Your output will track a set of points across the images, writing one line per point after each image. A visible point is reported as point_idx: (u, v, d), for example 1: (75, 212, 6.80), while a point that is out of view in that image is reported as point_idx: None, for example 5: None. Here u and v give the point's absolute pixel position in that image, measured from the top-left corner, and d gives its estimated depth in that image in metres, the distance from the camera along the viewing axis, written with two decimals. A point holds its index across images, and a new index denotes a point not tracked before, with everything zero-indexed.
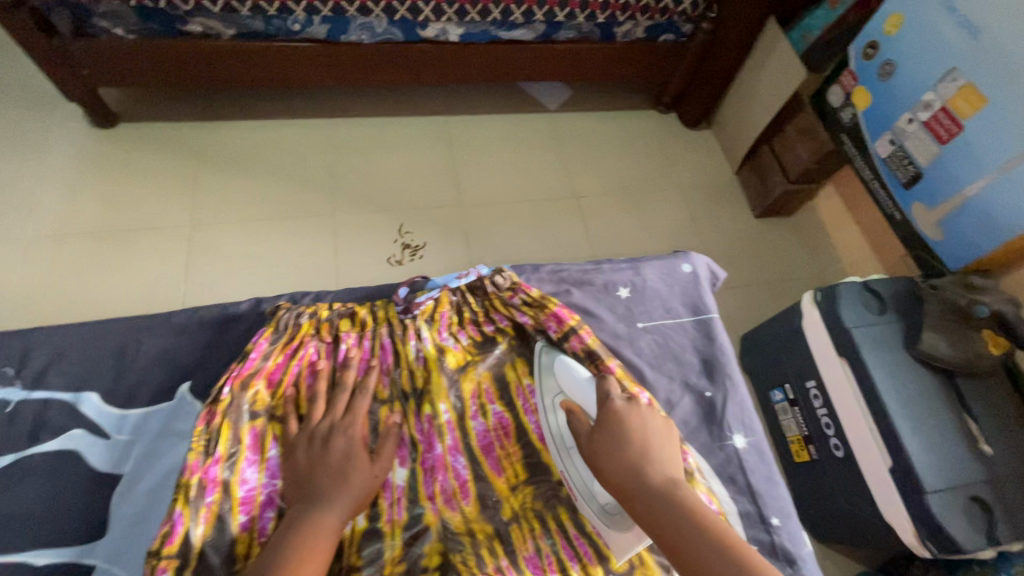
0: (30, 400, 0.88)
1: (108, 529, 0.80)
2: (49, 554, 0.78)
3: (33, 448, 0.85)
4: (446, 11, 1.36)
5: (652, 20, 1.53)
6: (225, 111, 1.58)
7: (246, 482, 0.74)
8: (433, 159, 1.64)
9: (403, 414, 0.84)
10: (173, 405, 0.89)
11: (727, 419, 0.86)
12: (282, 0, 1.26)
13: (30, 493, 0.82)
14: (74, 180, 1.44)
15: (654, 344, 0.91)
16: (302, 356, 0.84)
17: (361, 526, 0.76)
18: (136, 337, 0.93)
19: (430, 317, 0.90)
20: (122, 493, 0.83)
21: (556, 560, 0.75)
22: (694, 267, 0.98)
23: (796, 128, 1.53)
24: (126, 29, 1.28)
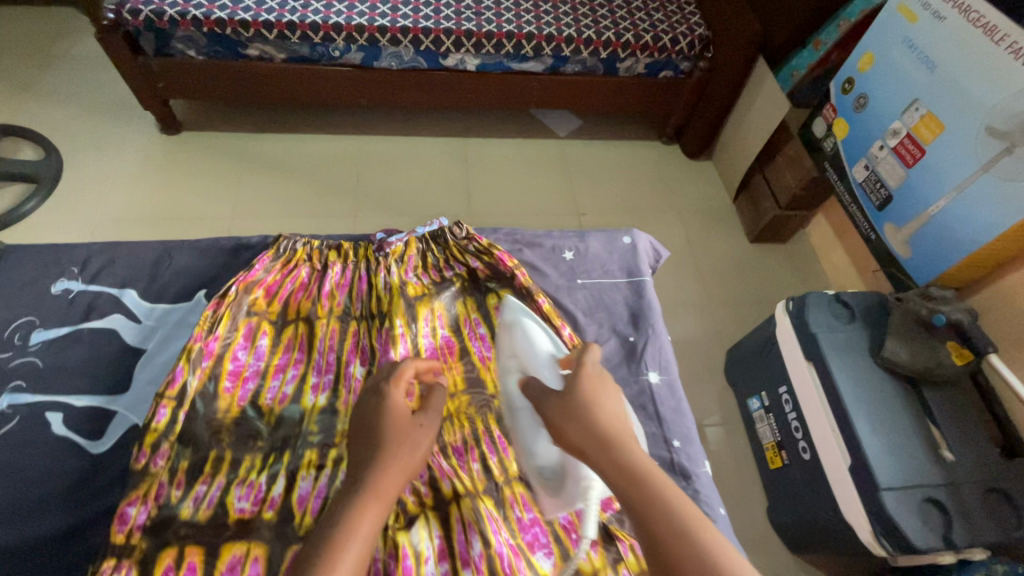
0: (86, 291, 1.01)
1: (129, 387, 0.93)
2: (85, 399, 0.91)
3: (83, 324, 0.98)
4: (465, 43, 1.56)
5: (651, 58, 1.69)
6: (272, 125, 1.81)
7: (237, 359, 0.87)
8: (449, 174, 1.82)
9: (366, 330, 0.94)
10: (190, 304, 1.02)
11: (647, 359, 0.93)
12: (326, 30, 1.49)
13: (75, 356, 0.95)
14: (141, 175, 1.67)
15: (589, 297, 0.99)
16: (296, 275, 0.96)
17: (321, 403, 0.88)
18: (169, 252, 1.07)
19: (400, 258, 1.00)
20: (143, 363, 0.96)
21: (479, 452, 0.83)
22: (634, 240, 1.07)
23: (785, 155, 1.65)
24: (198, 50, 1.53)
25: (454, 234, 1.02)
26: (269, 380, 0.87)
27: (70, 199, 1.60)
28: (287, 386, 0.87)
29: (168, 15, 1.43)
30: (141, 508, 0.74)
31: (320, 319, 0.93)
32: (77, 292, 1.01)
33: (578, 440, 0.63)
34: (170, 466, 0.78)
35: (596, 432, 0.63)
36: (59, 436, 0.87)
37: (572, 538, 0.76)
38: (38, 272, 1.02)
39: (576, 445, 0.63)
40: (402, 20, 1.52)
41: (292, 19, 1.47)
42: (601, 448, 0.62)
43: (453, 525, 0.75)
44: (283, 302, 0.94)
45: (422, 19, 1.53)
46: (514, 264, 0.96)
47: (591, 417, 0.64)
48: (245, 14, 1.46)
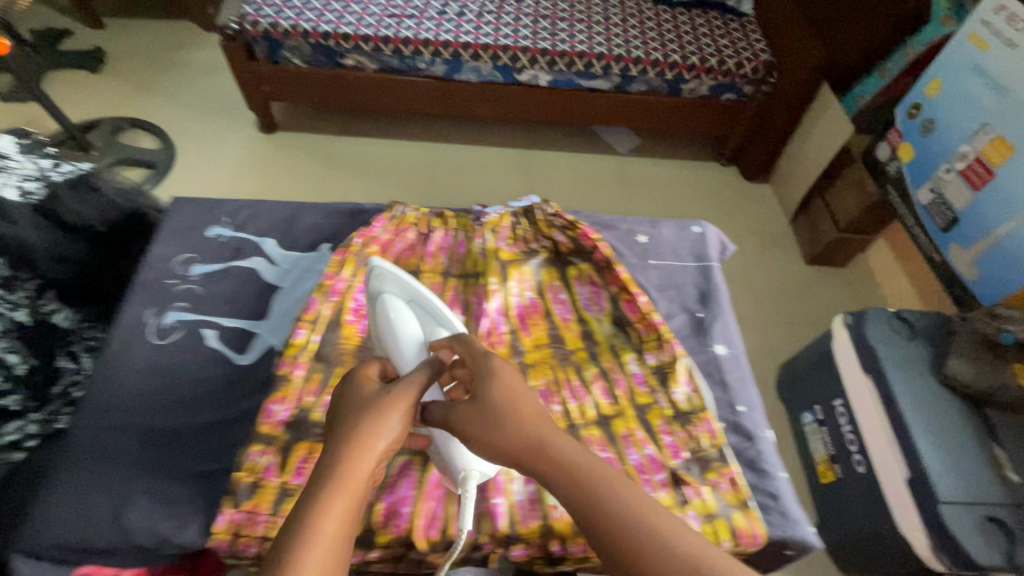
0: (235, 236, 1.03)
1: (268, 314, 0.96)
2: (232, 321, 0.94)
3: (232, 261, 1.00)
4: (539, 61, 1.69)
5: (715, 80, 1.77)
6: (355, 130, 1.98)
7: (359, 297, 0.90)
8: (512, 181, 1.93)
9: (458, 288, 0.87)
10: (315, 254, 1.03)
11: (714, 335, 0.84)
12: (416, 45, 1.65)
13: (221, 287, 0.97)
14: (239, 168, 1.87)
15: (658, 275, 0.90)
16: (401, 234, 0.93)
17: (419, 346, 0.83)
18: (301, 209, 1.08)
19: (493, 228, 0.92)
20: (280, 295, 0.98)
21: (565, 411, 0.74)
22: (708, 229, 0.99)
23: (846, 178, 1.67)
24: (302, 59, 1.72)
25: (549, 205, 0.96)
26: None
27: (179, 185, 1.81)
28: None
29: (282, 27, 1.62)
30: (283, 407, 0.81)
31: (421, 271, 0.90)
32: (226, 236, 1.03)
33: (507, 449, 0.61)
34: (305, 377, 0.84)
35: (523, 429, 0.61)
36: (211, 349, 0.92)
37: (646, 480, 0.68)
38: (193, 213, 1.04)
39: (504, 452, 0.61)
40: (484, 37, 1.66)
41: (388, 34, 1.64)
42: (534, 454, 0.60)
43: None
44: (392, 257, 0.91)
45: (502, 37, 1.67)
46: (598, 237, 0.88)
47: (513, 420, 0.61)
48: (348, 28, 1.64)
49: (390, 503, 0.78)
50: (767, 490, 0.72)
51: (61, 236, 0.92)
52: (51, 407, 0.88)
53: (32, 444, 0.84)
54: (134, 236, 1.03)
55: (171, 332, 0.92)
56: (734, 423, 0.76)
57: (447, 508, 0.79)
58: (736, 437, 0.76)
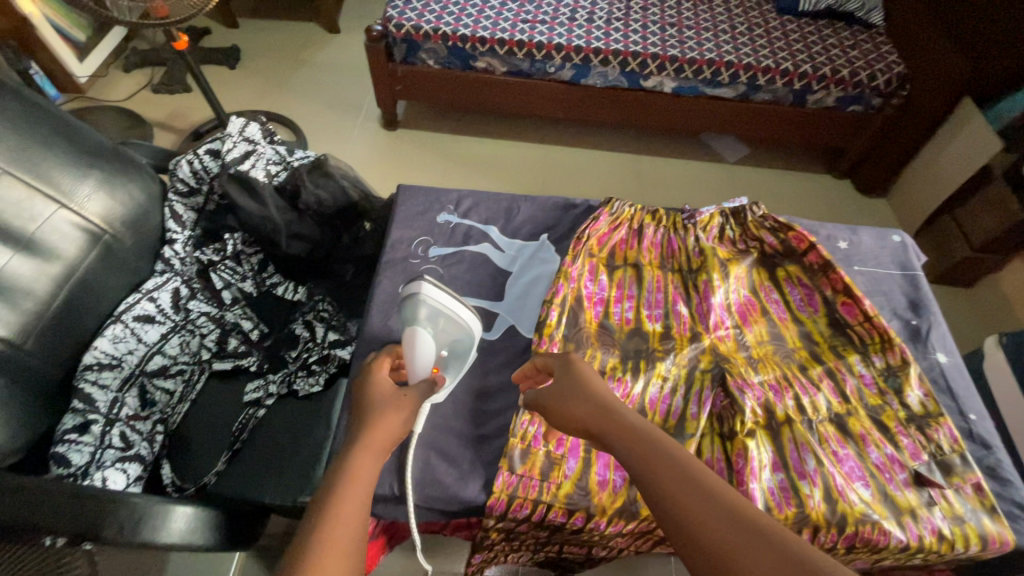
0: (462, 223, 0.98)
1: (505, 295, 0.92)
2: (474, 300, 0.91)
3: (464, 247, 0.96)
4: (667, 68, 1.72)
5: (843, 92, 1.75)
6: (472, 129, 2.06)
7: (590, 286, 0.87)
8: (623, 185, 1.97)
9: (682, 283, 0.89)
10: (537, 244, 0.98)
11: (932, 342, 0.87)
12: (549, 50, 1.71)
13: (458, 270, 0.93)
14: (365, 161, 1.98)
15: (865, 280, 0.92)
16: (618, 228, 0.93)
17: (659, 330, 0.84)
18: (518, 200, 1.02)
19: (704, 228, 0.93)
20: (513, 278, 0.94)
21: (796, 403, 0.77)
22: (902, 239, 1.01)
23: (984, 198, 1.62)
24: (436, 60, 1.80)
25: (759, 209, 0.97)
26: (612, 307, 0.86)
27: None
28: (629, 312, 0.86)
29: (424, 30, 1.71)
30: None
31: (644, 263, 0.90)
32: (455, 223, 0.98)
33: (579, 415, 0.67)
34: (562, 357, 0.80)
35: (597, 406, 0.67)
36: None
37: (887, 479, 0.72)
38: (425, 198, 1.00)
39: (577, 421, 0.67)
40: (615, 44, 1.70)
41: (522, 39, 1.70)
42: (601, 418, 0.66)
43: (783, 445, 0.73)
44: (610, 250, 0.92)
45: (632, 43, 1.71)
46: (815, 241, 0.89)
47: (589, 394, 0.69)
48: (484, 32, 1.71)
49: (626, 476, 0.76)
50: (1013, 499, 0.75)
51: (294, 216, 1.04)
52: (285, 372, 0.93)
53: (270, 402, 0.89)
54: (351, 223, 1.11)
55: None
56: (967, 429, 0.80)
57: (614, 475, 0.76)
58: (972, 445, 0.79)
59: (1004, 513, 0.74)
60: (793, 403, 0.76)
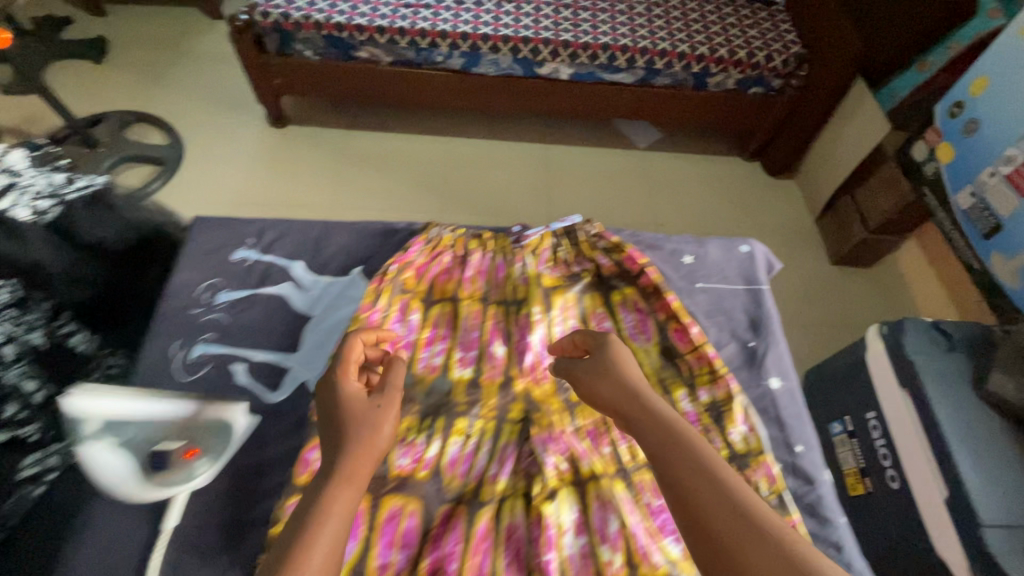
0: (262, 261, 1.05)
1: (299, 347, 0.98)
2: (264, 354, 0.97)
3: (260, 290, 1.02)
4: (561, 53, 1.63)
5: (742, 74, 1.70)
6: (367, 123, 1.93)
7: (395, 331, 0.92)
8: (530, 178, 1.88)
9: (505, 315, 0.97)
10: (347, 281, 1.05)
11: (767, 365, 0.93)
12: (433, 37, 1.59)
13: (253, 318, 1.00)
14: (249, 164, 1.82)
15: (705, 299, 0.99)
16: (440, 260, 1.02)
17: (467, 377, 0.91)
18: (329, 231, 1.10)
19: (534, 250, 1.03)
20: (310, 326, 1.00)
21: (609, 442, 0.84)
22: (751, 249, 1.07)
23: (880, 178, 1.60)
24: (314, 51, 1.65)
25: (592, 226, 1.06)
26: (420, 351, 0.93)
27: (187, 184, 1.75)
28: (437, 357, 0.92)
29: (294, 19, 1.55)
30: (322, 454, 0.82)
31: (464, 297, 0.98)
32: (253, 261, 1.05)
33: (609, 398, 0.72)
34: None
35: (626, 392, 0.71)
36: (241, 385, 0.93)
37: None
38: (222, 235, 1.06)
39: (606, 400, 0.72)
40: (504, 29, 1.60)
41: (403, 26, 1.57)
42: (632, 403, 0.70)
43: (590, 502, 0.79)
44: (429, 282, 1.00)
45: (522, 29, 1.61)
46: (645, 263, 0.98)
47: (620, 378, 0.73)
48: (362, 19, 1.57)
49: (410, 557, 0.75)
50: (830, 539, 0.80)
51: (71, 258, 1.05)
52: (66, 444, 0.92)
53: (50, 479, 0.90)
54: (145, 263, 1.15)
55: (199, 368, 0.94)
56: (793, 463, 0.85)
57: (395, 555, 0.74)
58: (796, 482, 0.84)
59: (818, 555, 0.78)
60: (606, 454, 0.84)
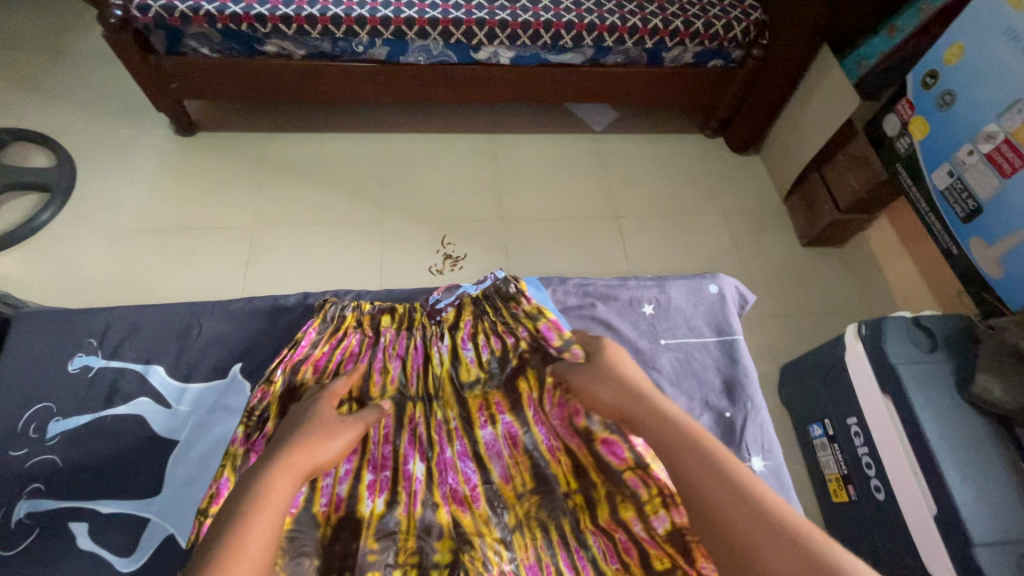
0: (109, 367, 0.94)
1: (161, 490, 0.85)
2: (112, 504, 0.84)
3: (106, 410, 0.90)
4: (498, 35, 1.44)
5: (700, 46, 1.54)
6: (290, 125, 1.71)
7: None
8: (478, 174, 1.71)
9: (425, 414, 0.90)
10: (224, 383, 0.94)
11: (746, 441, 0.88)
12: (349, 24, 1.37)
13: (101, 450, 0.87)
14: (155, 182, 1.59)
15: (674, 360, 0.95)
16: (345, 347, 0.92)
17: (380, 510, 0.81)
18: (197, 317, 0.98)
19: (453, 324, 0.97)
20: (176, 458, 0.88)
21: (555, 569, 0.78)
22: (721, 288, 1.02)
23: (847, 154, 1.50)
24: (211, 47, 1.41)
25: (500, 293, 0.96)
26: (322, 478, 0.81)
27: (85, 211, 1.52)
28: (342, 486, 0.82)
29: (179, 11, 1.31)
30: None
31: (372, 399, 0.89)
32: (98, 368, 0.93)
33: (609, 398, 0.76)
34: None
35: (623, 391, 0.76)
36: (85, 551, 0.80)
37: None
38: (49, 335, 0.94)
39: (608, 402, 0.76)
40: (430, 11, 1.40)
41: (313, 13, 1.35)
42: (629, 398, 0.75)
43: None
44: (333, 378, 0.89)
45: (452, 9, 1.41)
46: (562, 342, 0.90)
47: (619, 379, 0.78)
48: (262, 8, 1.34)
49: None
50: None
51: None
52: None
53: None
54: None
55: (21, 538, 0.80)
56: None
57: None
58: None
59: None
60: None
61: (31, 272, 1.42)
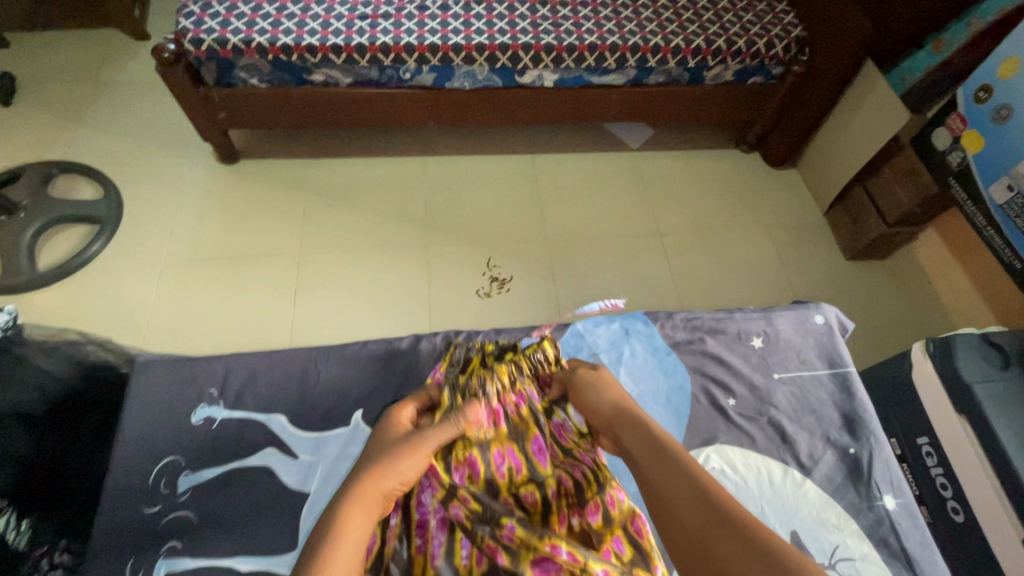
0: (232, 418, 0.91)
1: (299, 544, 0.83)
2: (251, 561, 0.81)
3: (235, 462, 0.88)
4: (544, 59, 1.45)
5: (742, 64, 1.55)
6: (332, 150, 1.72)
7: (423, 505, 0.80)
8: (520, 196, 1.71)
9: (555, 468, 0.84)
10: (348, 431, 0.92)
11: (875, 478, 0.87)
12: (397, 52, 1.39)
13: (232, 502, 0.85)
14: (201, 211, 1.60)
15: (791, 396, 0.94)
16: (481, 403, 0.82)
17: None
18: (315, 362, 0.98)
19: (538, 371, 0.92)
20: (309, 510, 0.86)
21: None
22: (826, 319, 1.02)
23: (895, 168, 1.50)
24: (259, 78, 1.42)
25: (496, 382, 0.86)
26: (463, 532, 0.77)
27: (134, 243, 1.53)
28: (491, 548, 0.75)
29: (232, 44, 1.33)
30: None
31: (485, 447, 0.83)
32: (222, 419, 0.91)
33: (596, 406, 0.78)
34: None
35: (611, 402, 0.77)
36: None
37: None
38: (168, 378, 0.93)
39: (596, 414, 0.77)
40: (477, 37, 1.41)
41: (362, 42, 1.37)
42: (616, 410, 0.75)
43: None
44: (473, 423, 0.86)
45: (498, 34, 1.42)
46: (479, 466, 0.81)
47: (607, 389, 0.79)
48: (312, 38, 1.36)
49: None
50: None
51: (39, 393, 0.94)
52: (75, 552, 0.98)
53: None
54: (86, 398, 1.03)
55: None
56: None
57: None
58: None
59: None
60: None
61: (84, 306, 1.41)
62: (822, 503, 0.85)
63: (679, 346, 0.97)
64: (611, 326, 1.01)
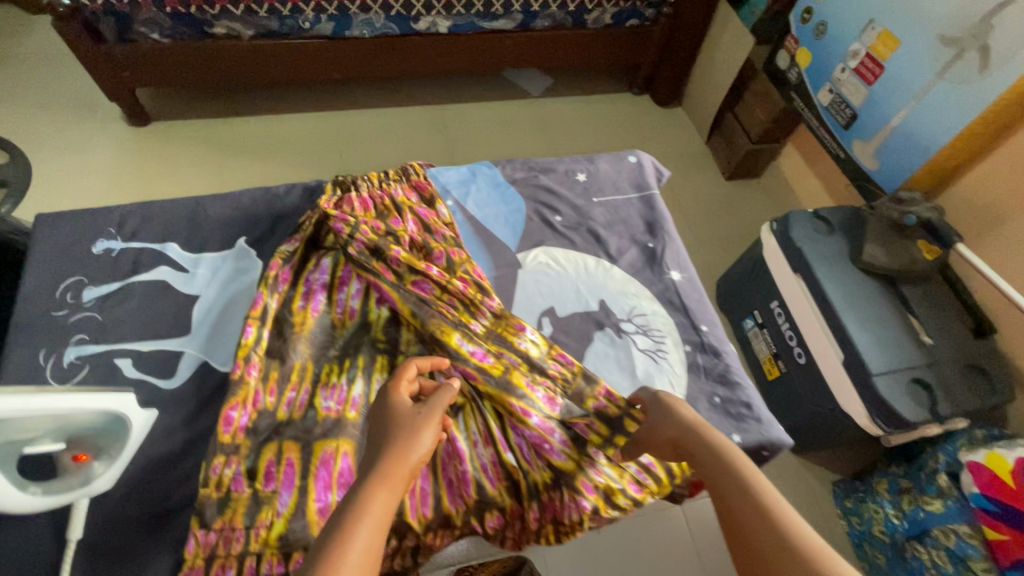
0: (130, 248, 1.01)
1: (193, 329, 0.95)
2: (153, 343, 0.93)
3: (133, 278, 0.99)
4: (435, 6, 1.57)
5: (617, 7, 1.73)
6: (245, 110, 1.79)
7: (309, 278, 0.98)
8: (430, 141, 1.83)
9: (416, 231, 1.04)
10: (232, 251, 1.03)
11: (667, 261, 1.09)
12: (294, 2, 1.47)
13: (132, 308, 0.96)
14: (113, 172, 1.63)
15: (606, 211, 1.14)
16: (355, 198, 1.06)
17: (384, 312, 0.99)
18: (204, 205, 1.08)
19: (404, 180, 1.12)
20: (200, 305, 0.98)
21: (559, 371, 0.90)
22: (638, 159, 1.24)
23: (752, 92, 1.72)
24: (161, 32, 1.48)
25: (366, 181, 1.09)
26: (336, 292, 0.98)
27: (44, 206, 1.55)
28: (355, 299, 0.98)
29: None
30: (242, 412, 0.85)
31: (358, 215, 1.03)
32: (119, 250, 1.01)
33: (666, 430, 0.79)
34: (261, 377, 0.88)
35: (683, 424, 0.78)
36: (131, 379, 0.89)
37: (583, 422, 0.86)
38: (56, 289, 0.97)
39: (669, 437, 0.78)
40: None
41: None
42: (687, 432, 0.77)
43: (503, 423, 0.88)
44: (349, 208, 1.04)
45: None
46: (352, 224, 0.98)
47: (677, 412, 0.79)
48: None
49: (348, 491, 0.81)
50: (741, 400, 0.95)
51: None
52: None
53: None
54: None
55: (73, 373, 0.88)
56: (700, 340, 1.00)
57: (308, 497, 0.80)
58: (708, 353, 0.99)
59: (735, 414, 0.93)
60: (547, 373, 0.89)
61: None
62: (625, 280, 1.05)
63: (516, 181, 1.15)
64: (461, 170, 1.17)
